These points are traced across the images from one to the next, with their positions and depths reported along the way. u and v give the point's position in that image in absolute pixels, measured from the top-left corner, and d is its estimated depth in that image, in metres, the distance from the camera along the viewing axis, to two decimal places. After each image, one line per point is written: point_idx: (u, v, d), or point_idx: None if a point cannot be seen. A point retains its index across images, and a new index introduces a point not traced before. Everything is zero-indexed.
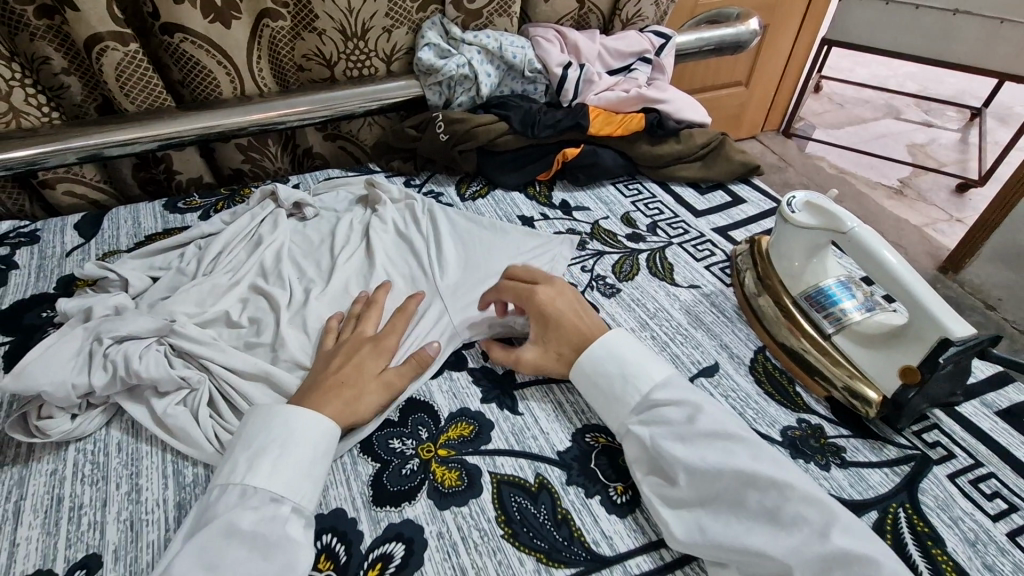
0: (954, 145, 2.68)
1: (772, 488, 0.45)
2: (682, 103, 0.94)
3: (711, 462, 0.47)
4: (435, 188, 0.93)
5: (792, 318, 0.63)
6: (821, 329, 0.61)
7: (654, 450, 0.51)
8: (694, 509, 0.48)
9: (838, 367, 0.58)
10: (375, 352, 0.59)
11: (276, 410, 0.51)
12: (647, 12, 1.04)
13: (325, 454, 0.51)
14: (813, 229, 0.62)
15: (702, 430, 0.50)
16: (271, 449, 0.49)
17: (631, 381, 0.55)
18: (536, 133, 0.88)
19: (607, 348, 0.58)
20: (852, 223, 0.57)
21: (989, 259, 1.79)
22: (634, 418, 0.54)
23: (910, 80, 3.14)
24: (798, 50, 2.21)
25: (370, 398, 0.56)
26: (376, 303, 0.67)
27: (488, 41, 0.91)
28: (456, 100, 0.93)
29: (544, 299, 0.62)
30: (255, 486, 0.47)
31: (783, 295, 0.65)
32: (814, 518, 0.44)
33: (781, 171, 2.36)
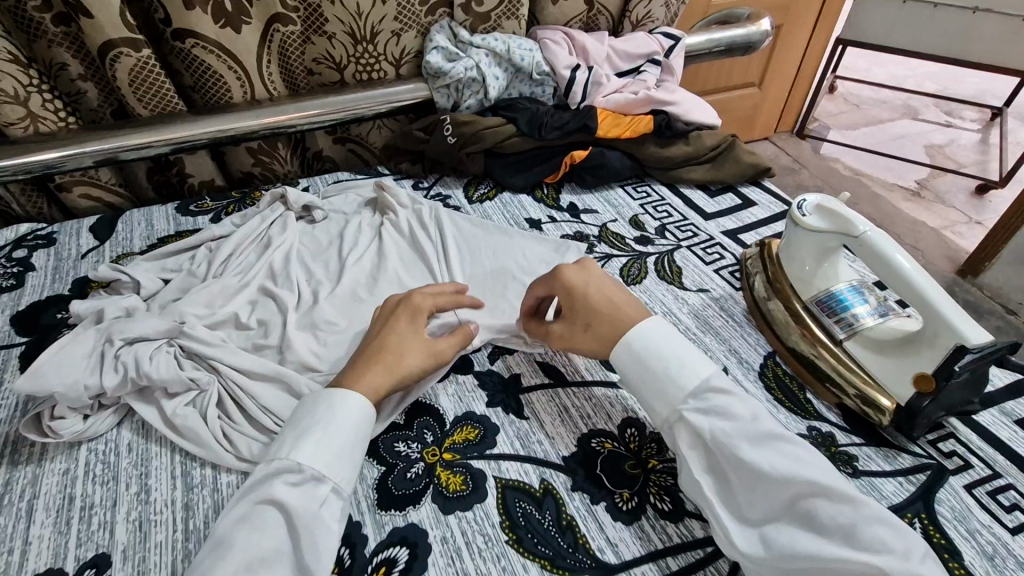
0: (974, 146, 2.63)
1: (847, 503, 0.44)
2: (691, 104, 0.93)
3: (781, 468, 0.46)
4: (443, 190, 0.93)
5: (802, 322, 0.62)
6: (831, 334, 0.60)
7: (715, 449, 0.49)
8: (758, 518, 0.47)
9: (852, 374, 0.57)
10: (418, 328, 0.59)
11: (323, 393, 0.51)
12: (656, 14, 1.04)
13: (363, 438, 0.51)
14: (824, 233, 0.60)
15: (770, 433, 0.48)
16: (317, 429, 0.49)
17: (684, 364, 0.53)
18: (542, 135, 0.88)
19: (652, 330, 0.55)
20: (863, 227, 0.56)
21: (1009, 262, 1.75)
22: (688, 405, 0.52)
23: (929, 79, 3.09)
24: (812, 49, 2.18)
25: (414, 359, 0.57)
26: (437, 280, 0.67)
27: (496, 44, 0.91)
28: (464, 103, 0.93)
29: (578, 280, 0.61)
30: (300, 465, 0.47)
31: (796, 300, 0.64)
32: (894, 543, 0.42)
33: (794, 173, 2.33)
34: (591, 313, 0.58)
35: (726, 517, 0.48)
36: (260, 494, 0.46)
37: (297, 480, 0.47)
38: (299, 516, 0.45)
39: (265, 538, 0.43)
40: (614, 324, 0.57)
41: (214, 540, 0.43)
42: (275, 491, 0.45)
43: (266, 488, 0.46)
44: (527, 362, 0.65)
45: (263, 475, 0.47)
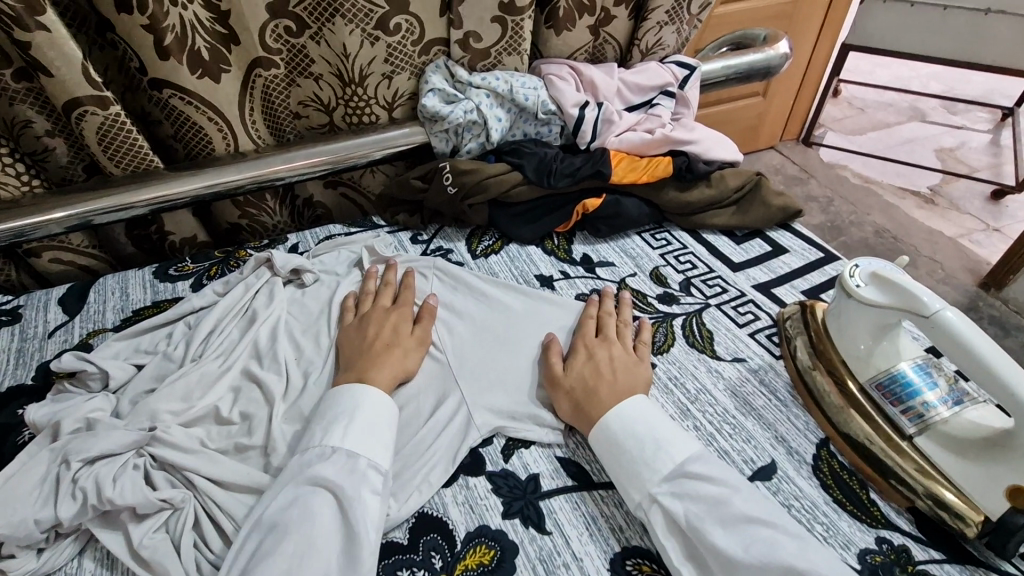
0: (985, 149, 2.56)
1: None
2: (710, 142, 0.85)
3: (757, 556, 0.44)
4: (444, 244, 0.86)
5: (861, 408, 0.55)
6: (900, 427, 0.53)
7: (691, 534, 0.47)
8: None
9: (923, 474, 0.50)
10: (401, 320, 0.67)
11: (341, 388, 0.57)
12: (667, 41, 0.96)
13: (388, 420, 0.56)
14: (881, 307, 0.53)
15: (742, 516, 0.46)
16: (341, 418, 0.54)
17: (662, 450, 0.52)
18: (551, 182, 0.81)
19: (633, 415, 0.54)
20: (937, 303, 0.49)
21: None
22: (663, 488, 0.50)
23: (935, 80, 3.01)
24: (816, 59, 2.04)
25: (410, 355, 0.64)
26: (410, 286, 0.73)
27: (497, 84, 0.84)
28: (464, 147, 0.86)
29: (597, 345, 0.62)
30: (335, 447, 0.52)
31: (851, 380, 0.57)
32: None
33: (803, 184, 2.25)
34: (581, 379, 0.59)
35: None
36: (312, 479, 0.50)
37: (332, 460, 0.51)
38: (342, 491, 0.49)
39: (315, 526, 0.47)
40: (591, 398, 0.57)
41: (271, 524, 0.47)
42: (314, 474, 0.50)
43: (309, 470, 0.50)
44: (546, 458, 0.58)
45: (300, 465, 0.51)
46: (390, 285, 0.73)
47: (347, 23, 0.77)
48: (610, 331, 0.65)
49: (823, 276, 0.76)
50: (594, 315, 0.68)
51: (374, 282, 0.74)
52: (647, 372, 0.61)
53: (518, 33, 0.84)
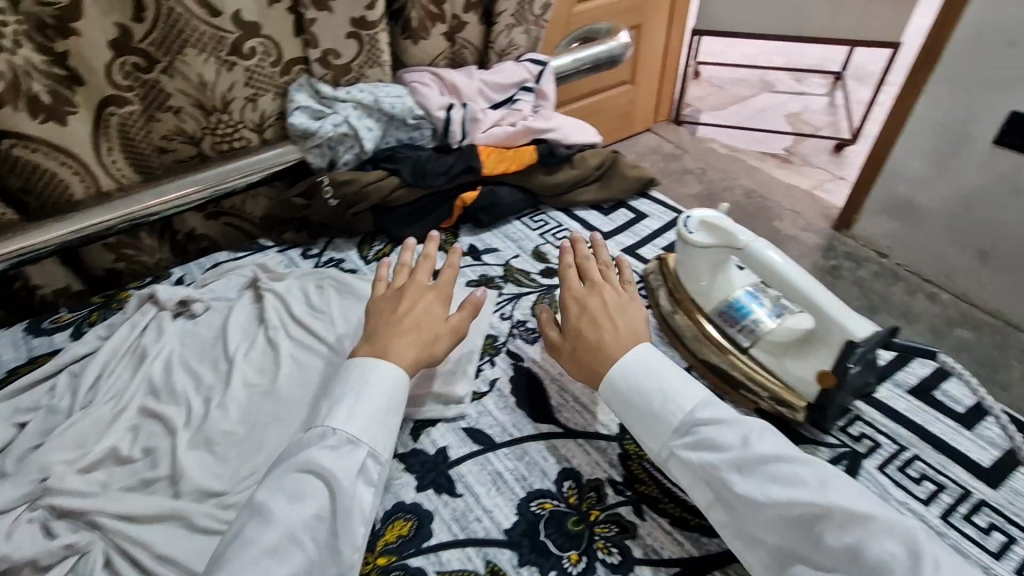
0: (824, 109, 2.90)
1: (851, 522, 0.43)
2: (569, 127, 0.94)
3: (775, 497, 0.45)
4: (335, 254, 0.88)
5: (712, 336, 0.64)
6: (737, 343, 0.63)
7: (715, 483, 0.49)
8: (775, 551, 0.46)
9: (761, 378, 0.60)
10: (437, 300, 0.65)
11: (353, 363, 0.57)
12: (519, 41, 1.04)
13: (396, 401, 0.56)
14: (711, 248, 0.63)
15: (757, 459, 0.47)
16: (346, 399, 0.54)
17: (668, 398, 0.53)
18: (429, 182, 0.85)
19: (632, 364, 0.56)
20: (746, 239, 0.59)
21: (877, 211, 1.54)
22: (676, 439, 0.52)
23: (777, 54, 3.37)
24: (672, 42, 2.35)
25: (441, 341, 0.62)
26: (452, 265, 0.69)
27: (362, 96, 0.88)
28: (341, 160, 0.89)
29: (585, 296, 0.63)
30: (335, 430, 0.52)
31: (700, 314, 0.66)
32: (901, 553, 0.41)
33: (678, 159, 2.45)
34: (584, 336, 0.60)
35: (739, 547, 0.48)
36: (302, 462, 0.50)
37: (333, 446, 0.52)
38: (333, 476, 0.50)
39: (302, 507, 0.48)
40: (599, 352, 0.58)
41: (258, 510, 0.48)
42: (310, 458, 0.50)
43: (307, 450, 0.52)
44: (451, 430, 0.62)
45: (300, 446, 0.52)
46: (428, 258, 0.69)
47: (198, 51, 0.78)
48: (594, 275, 0.66)
49: None
50: (573, 263, 0.68)
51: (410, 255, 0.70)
52: (640, 311, 0.62)
53: (374, 47, 0.89)
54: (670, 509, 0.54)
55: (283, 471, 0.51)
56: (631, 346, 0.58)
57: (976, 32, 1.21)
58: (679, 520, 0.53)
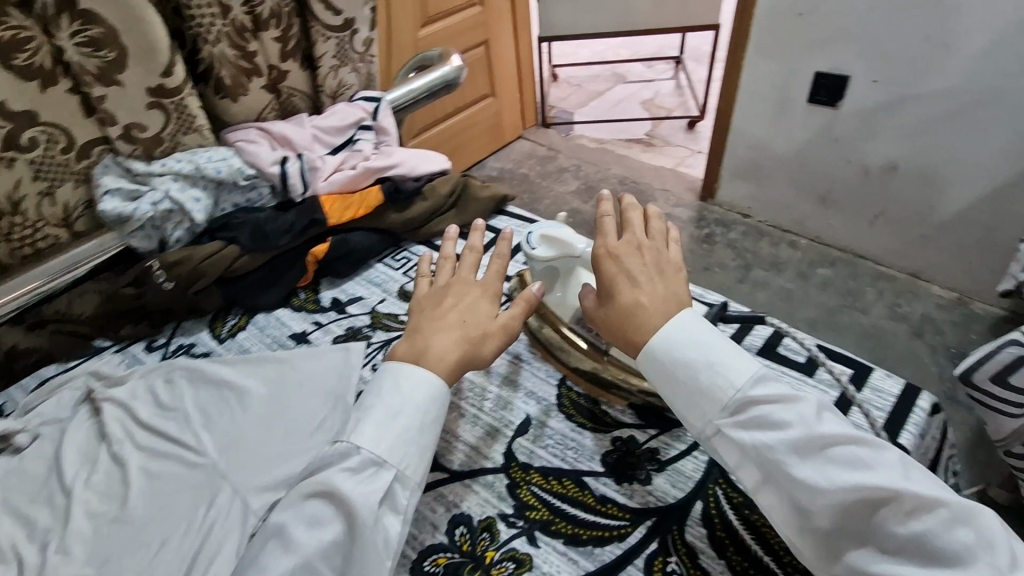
0: (673, 91, 3.11)
1: (918, 509, 0.41)
2: (414, 159, 0.94)
3: (841, 483, 0.43)
4: (184, 339, 0.81)
5: (573, 343, 0.65)
6: (597, 346, 0.64)
7: (767, 464, 0.46)
8: (827, 534, 0.45)
9: (624, 375, 0.62)
10: (484, 297, 0.60)
11: (389, 370, 0.53)
12: (349, 80, 1.00)
13: (434, 419, 0.52)
14: (553, 259, 0.66)
15: (822, 442, 0.44)
16: (379, 412, 0.51)
17: (719, 373, 0.48)
18: (272, 244, 0.81)
19: (680, 336, 0.51)
20: (582, 245, 0.64)
21: (733, 177, 1.90)
22: (727, 419, 0.48)
23: (624, 46, 3.58)
24: (523, 52, 2.47)
25: (490, 342, 0.57)
26: (502, 255, 0.64)
27: (180, 166, 0.81)
28: (171, 237, 0.81)
29: (623, 259, 0.57)
30: (360, 449, 0.49)
31: (558, 323, 0.66)
32: (973, 541, 0.39)
33: (552, 160, 2.52)
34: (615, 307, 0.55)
35: (788, 533, 0.47)
36: (321, 485, 0.48)
37: (353, 469, 0.49)
38: (353, 507, 0.47)
39: (322, 535, 0.46)
40: (636, 323, 0.53)
41: (276, 533, 0.46)
42: (330, 482, 0.47)
43: (335, 461, 0.49)
44: None
45: (324, 463, 0.49)
46: (473, 249, 0.65)
47: None
48: (634, 229, 0.59)
49: None
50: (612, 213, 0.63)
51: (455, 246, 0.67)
52: (678, 275, 0.56)
53: (186, 113, 0.82)
54: (562, 527, 0.53)
55: (307, 490, 0.48)
56: (675, 317, 0.52)
57: (770, 13, 1.55)
58: (573, 538, 0.52)
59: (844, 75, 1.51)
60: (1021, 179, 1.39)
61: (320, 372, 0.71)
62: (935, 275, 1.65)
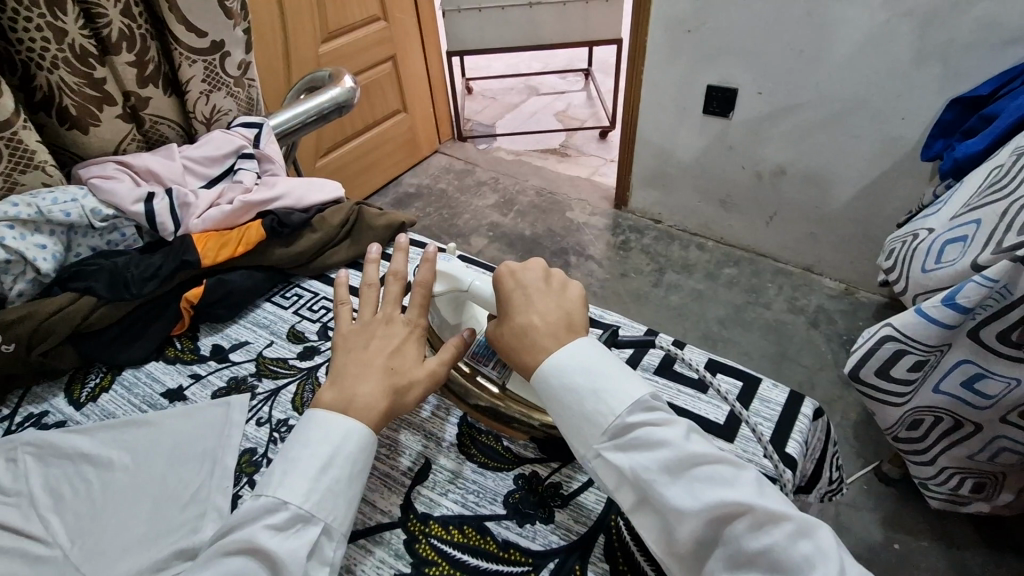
0: (584, 103, 3.19)
1: (767, 525, 0.41)
2: (301, 189, 0.89)
3: (700, 501, 0.42)
4: (34, 408, 0.70)
5: (468, 379, 0.62)
6: (495, 380, 0.62)
7: (639, 486, 0.45)
8: (693, 554, 0.44)
9: (525, 409, 0.60)
10: (412, 341, 0.58)
11: (318, 415, 0.51)
12: (225, 105, 0.93)
13: (364, 470, 0.50)
14: (441, 295, 0.64)
15: (686, 461, 0.44)
16: (306, 460, 0.48)
17: (601, 398, 0.48)
18: (135, 291, 0.73)
19: (566, 361, 0.51)
20: (469, 279, 0.62)
21: (643, 186, 1.97)
22: (606, 443, 0.48)
23: (535, 59, 3.64)
24: (432, 66, 2.44)
25: (416, 389, 0.55)
26: (422, 284, 0.61)
27: (16, 211, 0.70)
28: (10, 291, 0.71)
29: (518, 287, 0.56)
30: (288, 502, 0.46)
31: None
32: (813, 555, 0.40)
33: (470, 173, 2.50)
34: (507, 330, 0.54)
35: (659, 554, 0.46)
36: (245, 541, 0.44)
37: (278, 526, 0.45)
38: (281, 563, 0.44)
39: None
40: (527, 346, 0.53)
41: None
42: (256, 538, 0.44)
43: (257, 515, 0.46)
44: None
45: (246, 517, 0.46)
46: (397, 278, 0.62)
47: None
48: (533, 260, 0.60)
49: None
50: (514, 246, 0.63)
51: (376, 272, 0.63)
52: (572, 295, 0.57)
53: (21, 149, 0.71)
54: None
55: (229, 548, 0.44)
56: (565, 342, 0.52)
57: (661, 31, 1.62)
58: None
59: (732, 88, 1.60)
60: (886, 180, 1.52)
61: (199, 433, 0.64)
62: (824, 269, 1.78)
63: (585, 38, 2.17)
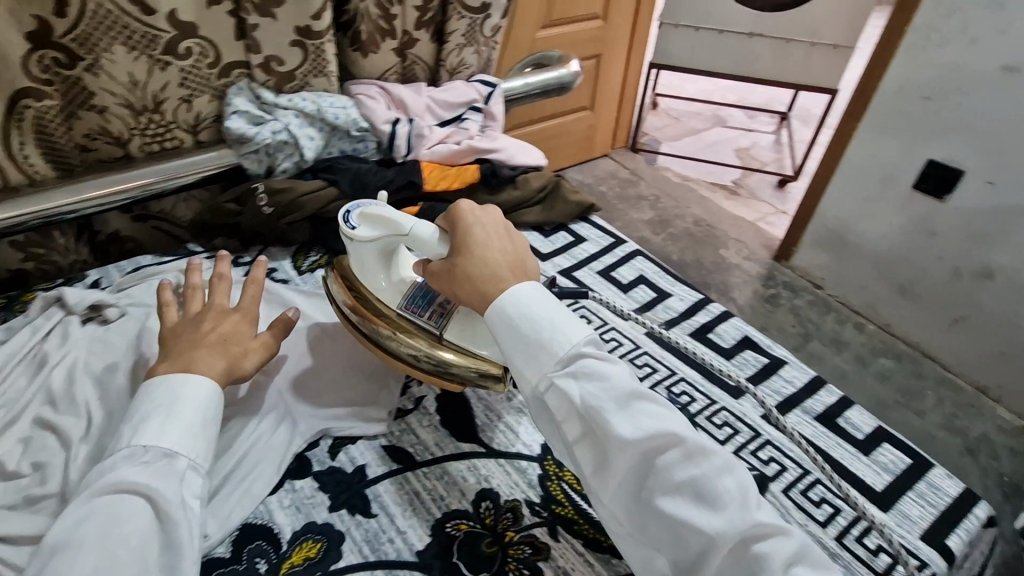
0: (772, 146, 3.01)
1: (693, 457, 0.46)
2: (514, 149, 0.97)
3: (643, 431, 0.46)
4: (267, 263, 0.86)
5: (402, 330, 0.62)
6: (430, 330, 0.62)
7: (588, 416, 0.48)
8: (626, 483, 0.47)
9: (465, 365, 0.61)
10: (243, 321, 0.62)
11: (161, 381, 0.53)
12: (470, 61, 1.04)
13: (215, 414, 0.53)
14: (377, 238, 0.62)
15: (630, 394, 0.47)
16: (154, 416, 0.50)
17: (557, 330, 0.50)
18: (366, 195, 0.86)
19: (523, 293, 0.52)
20: (409, 224, 0.60)
21: (814, 245, 1.82)
22: (559, 372, 0.49)
23: (730, 91, 3.50)
24: (630, 73, 2.47)
25: (251, 358, 0.60)
26: (259, 280, 0.66)
27: (304, 104, 0.86)
28: (279, 166, 0.86)
29: (476, 224, 0.57)
30: (146, 446, 0.48)
31: (388, 314, 0.64)
32: (734, 488, 0.45)
33: (633, 185, 2.48)
34: (468, 259, 0.55)
35: (593, 482, 0.49)
36: (109, 484, 0.46)
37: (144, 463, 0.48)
38: (155, 492, 0.46)
39: (122, 527, 0.44)
40: (490, 276, 0.54)
41: (60, 544, 0.43)
42: (119, 479, 0.46)
43: (118, 470, 0.47)
44: (372, 449, 0.61)
45: (105, 469, 0.47)
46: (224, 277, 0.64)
47: (131, 48, 0.74)
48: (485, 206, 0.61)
49: (614, 257, 0.94)
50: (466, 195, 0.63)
51: (201, 276, 0.65)
52: (522, 240, 0.59)
53: (321, 56, 0.87)
54: (584, 529, 0.55)
55: (87, 496, 0.46)
56: (520, 277, 0.54)
57: (894, 91, 1.49)
58: (594, 543, 0.55)
59: (956, 168, 1.44)
60: None
61: None
62: (1003, 396, 1.56)
63: (801, 80, 2.02)
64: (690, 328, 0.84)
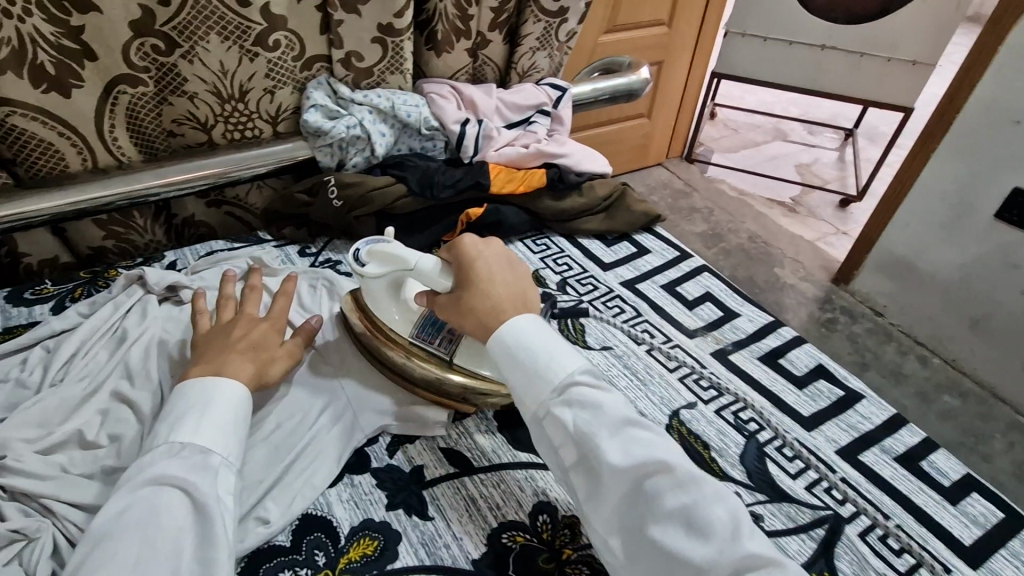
0: (835, 163, 2.88)
1: (684, 485, 0.46)
2: (581, 155, 0.95)
3: (632, 457, 0.47)
4: (332, 255, 0.87)
5: (415, 358, 0.61)
6: (442, 357, 0.61)
7: (582, 442, 0.48)
8: (618, 511, 0.47)
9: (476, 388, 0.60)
10: (272, 329, 0.62)
11: (195, 382, 0.53)
12: (541, 64, 1.03)
13: (246, 414, 0.54)
14: (385, 274, 0.60)
15: (621, 422, 0.48)
16: (190, 415, 0.51)
17: (554, 360, 0.51)
18: (434, 194, 0.86)
19: (522, 326, 0.53)
20: (414, 259, 0.58)
21: (875, 269, 1.71)
22: (556, 399, 0.50)
23: (793, 103, 3.38)
24: (692, 82, 2.41)
25: (277, 365, 0.60)
26: (286, 294, 0.67)
27: (379, 101, 0.87)
28: (350, 161, 0.88)
29: (477, 257, 0.57)
30: (183, 442, 0.49)
31: (398, 341, 0.62)
32: (724, 518, 0.45)
33: (686, 197, 2.41)
34: (469, 291, 0.55)
35: (586, 509, 0.49)
36: (148, 479, 0.47)
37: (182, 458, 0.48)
38: (192, 487, 0.47)
39: (161, 521, 0.44)
40: (491, 308, 0.54)
41: (102, 535, 0.44)
42: (157, 474, 0.47)
43: (151, 472, 0.47)
44: (430, 450, 0.61)
45: (143, 464, 0.48)
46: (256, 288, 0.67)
47: (224, 38, 0.76)
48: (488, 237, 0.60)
49: (678, 271, 0.92)
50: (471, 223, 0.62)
51: (234, 287, 0.67)
52: (523, 270, 0.59)
53: (398, 54, 0.88)
54: None
55: (126, 490, 0.46)
56: (520, 309, 0.55)
57: (986, 114, 1.38)
58: None
59: None
60: None
61: None
62: None
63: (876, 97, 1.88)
64: (756, 351, 0.81)
